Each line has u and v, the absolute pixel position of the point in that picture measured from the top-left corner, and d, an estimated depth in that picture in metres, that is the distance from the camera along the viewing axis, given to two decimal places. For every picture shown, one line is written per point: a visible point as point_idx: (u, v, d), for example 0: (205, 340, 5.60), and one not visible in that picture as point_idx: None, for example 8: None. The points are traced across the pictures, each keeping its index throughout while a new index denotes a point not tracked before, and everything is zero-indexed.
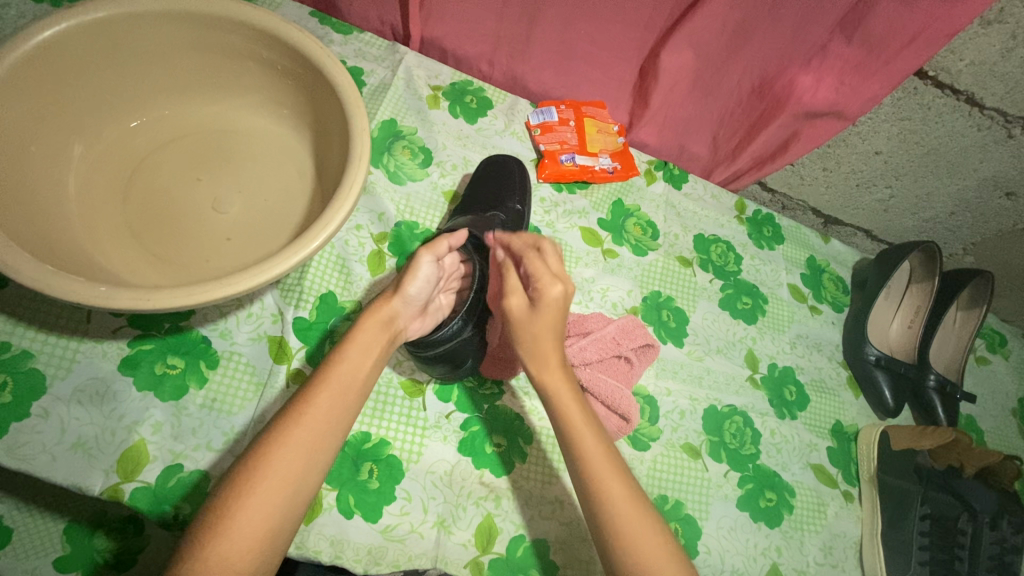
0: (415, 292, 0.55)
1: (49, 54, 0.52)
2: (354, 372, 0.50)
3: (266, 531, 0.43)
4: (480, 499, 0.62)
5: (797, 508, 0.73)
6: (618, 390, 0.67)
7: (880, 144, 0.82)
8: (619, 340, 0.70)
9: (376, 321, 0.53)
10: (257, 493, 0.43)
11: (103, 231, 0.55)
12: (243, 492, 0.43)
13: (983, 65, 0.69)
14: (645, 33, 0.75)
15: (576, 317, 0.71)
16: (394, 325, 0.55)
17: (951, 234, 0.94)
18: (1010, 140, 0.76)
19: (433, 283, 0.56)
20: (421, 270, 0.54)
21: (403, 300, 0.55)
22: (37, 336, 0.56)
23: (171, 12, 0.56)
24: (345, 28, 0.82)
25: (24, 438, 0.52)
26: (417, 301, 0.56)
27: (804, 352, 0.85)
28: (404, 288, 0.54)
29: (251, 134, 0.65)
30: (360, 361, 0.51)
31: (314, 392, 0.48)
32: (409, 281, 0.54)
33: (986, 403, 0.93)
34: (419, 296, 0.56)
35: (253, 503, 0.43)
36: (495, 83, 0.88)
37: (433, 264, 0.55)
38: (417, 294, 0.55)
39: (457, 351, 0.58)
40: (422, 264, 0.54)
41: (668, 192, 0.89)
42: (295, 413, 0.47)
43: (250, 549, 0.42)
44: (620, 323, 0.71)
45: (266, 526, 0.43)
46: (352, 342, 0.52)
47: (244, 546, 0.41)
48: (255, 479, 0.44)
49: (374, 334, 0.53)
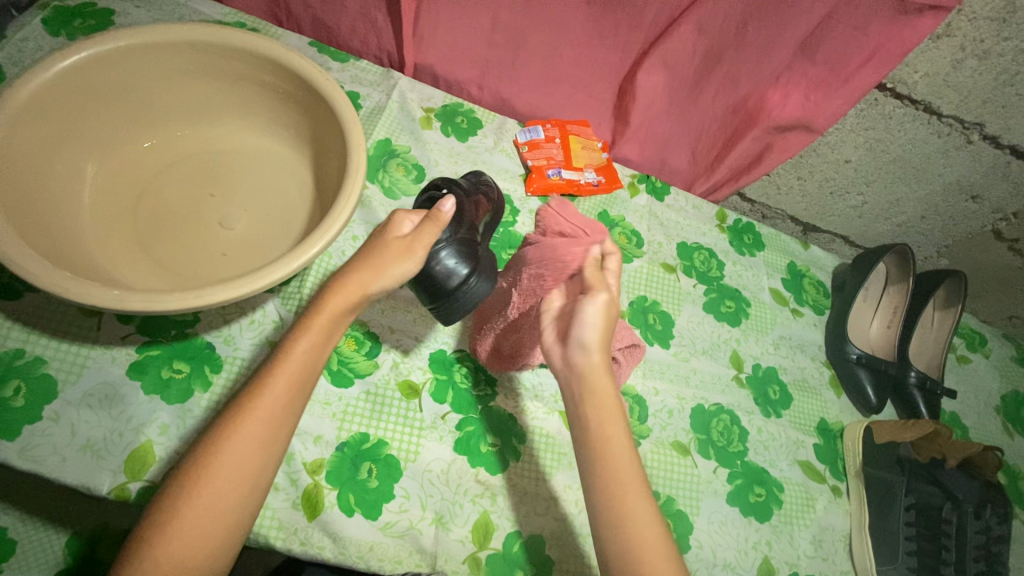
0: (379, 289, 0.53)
1: (70, 81, 0.57)
2: (311, 363, 0.50)
3: (228, 517, 0.45)
4: (476, 496, 0.64)
5: (786, 503, 0.75)
6: None
7: (848, 152, 0.87)
8: None
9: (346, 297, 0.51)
10: (244, 480, 0.46)
11: (114, 243, 0.59)
12: (238, 481, 0.46)
13: (937, 76, 0.74)
14: (623, 55, 0.81)
15: None
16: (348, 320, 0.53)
17: (924, 238, 0.99)
18: (969, 145, 0.81)
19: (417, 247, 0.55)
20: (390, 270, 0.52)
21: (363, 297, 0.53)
22: (49, 343, 0.58)
23: (183, 43, 0.61)
24: (342, 56, 0.88)
25: (35, 440, 0.54)
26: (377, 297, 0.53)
27: (788, 353, 0.88)
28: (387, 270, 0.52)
29: (255, 153, 0.69)
30: (308, 357, 0.50)
31: (266, 380, 0.48)
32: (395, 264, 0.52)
33: (970, 400, 0.96)
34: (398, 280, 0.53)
35: (229, 487, 0.45)
36: (484, 105, 0.93)
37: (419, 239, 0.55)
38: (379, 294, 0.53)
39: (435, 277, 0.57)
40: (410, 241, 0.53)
41: (651, 204, 0.93)
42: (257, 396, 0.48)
43: (212, 535, 0.44)
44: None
45: (224, 507, 0.45)
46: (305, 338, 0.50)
47: (201, 533, 0.44)
48: (221, 467, 0.45)
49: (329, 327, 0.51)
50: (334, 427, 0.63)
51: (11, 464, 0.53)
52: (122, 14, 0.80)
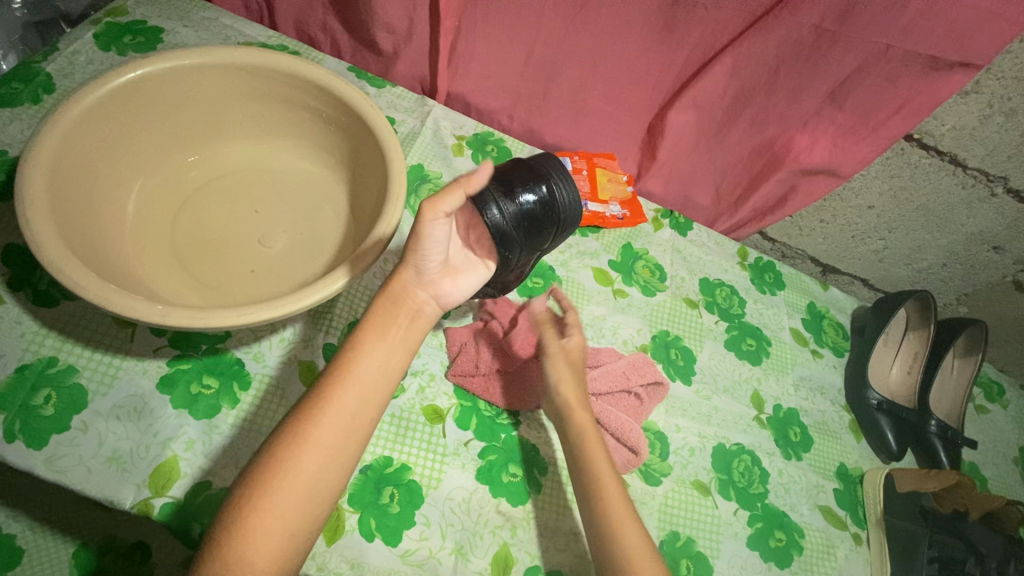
0: (428, 257, 0.55)
1: (125, 95, 0.59)
2: (380, 365, 0.52)
3: (289, 537, 0.46)
4: (497, 528, 0.63)
5: (806, 550, 0.74)
6: (629, 423, 0.70)
7: (872, 199, 0.88)
8: (630, 375, 0.74)
9: (388, 296, 0.55)
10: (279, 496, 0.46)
11: (153, 257, 0.60)
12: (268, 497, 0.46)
13: (964, 130, 0.76)
14: (653, 94, 0.83)
15: (590, 351, 0.76)
16: (409, 299, 0.56)
17: (943, 285, 0.99)
18: (993, 198, 0.82)
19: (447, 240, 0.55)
20: (432, 235, 0.53)
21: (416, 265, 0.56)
22: (83, 353, 0.59)
23: (236, 65, 0.63)
24: (379, 82, 0.90)
25: (62, 450, 0.54)
26: (432, 267, 0.56)
27: (808, 395, 0.87)
28: (416, 258, 0.55)
29: (294, 174, 0.71)
30: (377, 366, 0.52)
31: (336, 384, 0.50)
32: (421, 250, 0.54)
33: (989, 450, 0.95)
34: (434, 260, 0.55)
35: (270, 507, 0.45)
36: (514, 134, 0.95)
37: (444, 226, 0.53)
38: (431, 267, 0.56)
39: (508, 227, 0.56)
40: (434, 228, 0.52)
41: (674, 238, 0.94)
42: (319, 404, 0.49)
43: (272, 547, 0.45)
44: (631, 358, 0.76)
45: (287, 528, 0.46)
46: (373, 324, 0.53)
47: (265, 546, 0.44)
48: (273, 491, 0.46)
49: (393, 310, 0.54)
50: (366, 447, 0.63)
51: (37, 474, 0.53)
52: (170, 32, 0.83)
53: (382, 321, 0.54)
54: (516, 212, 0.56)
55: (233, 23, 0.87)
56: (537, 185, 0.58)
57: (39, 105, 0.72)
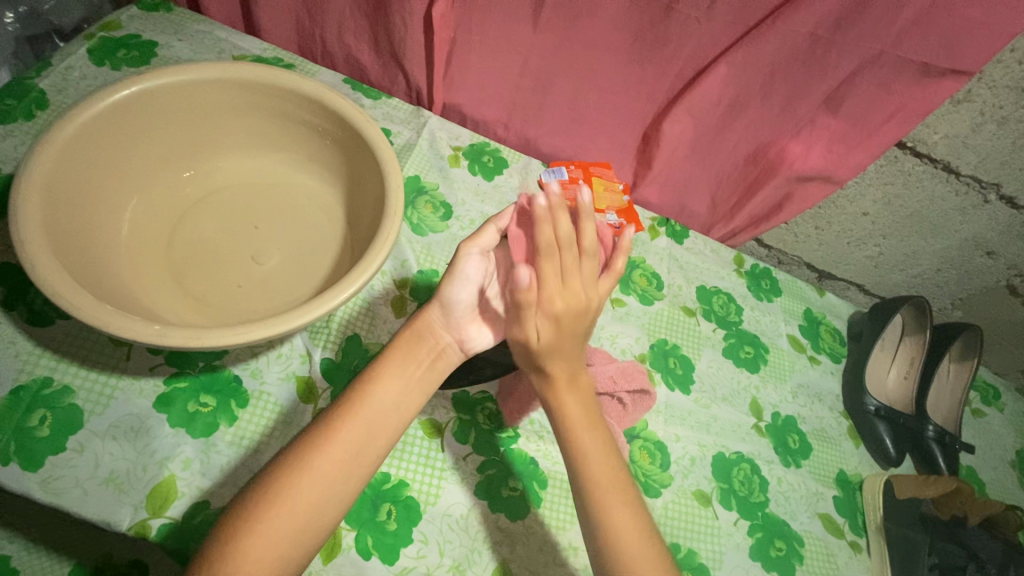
0: (457, 294, 0.58)
1: (119, 113, 0.58)
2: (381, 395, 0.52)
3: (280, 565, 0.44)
4: (496, 543, 0.62)
5: (807, 558, 0.74)
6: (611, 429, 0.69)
7: (867, 206, 0.88)
8: (616, 379, 0.72)
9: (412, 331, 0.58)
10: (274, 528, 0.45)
11: (148, 275, 0.60)
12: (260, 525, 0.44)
13: (957, 138, 0.76)
14: (648, 103, 0.84)
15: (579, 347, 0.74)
16: (433, 338, 0.58)
17: (939, 290, 1.00)
18: (986, 204, 0.83)
19: (477, 280, 0.59)
20: (464, 270, 0.58)
21: (442, 307, 0.59)
22: (78, 372, 0.58)
23: (231, 80, 0.63)
24: (374, 93, 0.90)
25: (58, 472, 0.53)
26: (460, 309, 0.59)
27: (806, 402, 0.87)
28: (444, 293, 0.58)
29: (289, 188, 0.70)
30: (381, 398, 0.52)
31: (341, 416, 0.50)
32: (450, 286, 0.58)
33: (986, 454, 0.96)
34: (464, 297, 0.58)
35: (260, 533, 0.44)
36: (509, 144, 0.95)
37: (475, 257, 0.58)
38: (461, 306, 0.58)
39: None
40: (467, 261, 0.58)
41: (671, 247, 0.94)
42: (325, 431, 0.50)
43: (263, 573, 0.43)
44: (620, 364, 0.73)
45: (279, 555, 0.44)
46: (393, 365, 0.55)
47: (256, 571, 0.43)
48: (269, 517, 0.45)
49: (410, 348, 0.56)
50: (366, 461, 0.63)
51: (33, 497, 0.52)
52: (164, 45, 0.83)
53: (399, 361, 0.55)
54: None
55: (228, 36, 0.87)
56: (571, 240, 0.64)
57: (32, 122, 0.72)
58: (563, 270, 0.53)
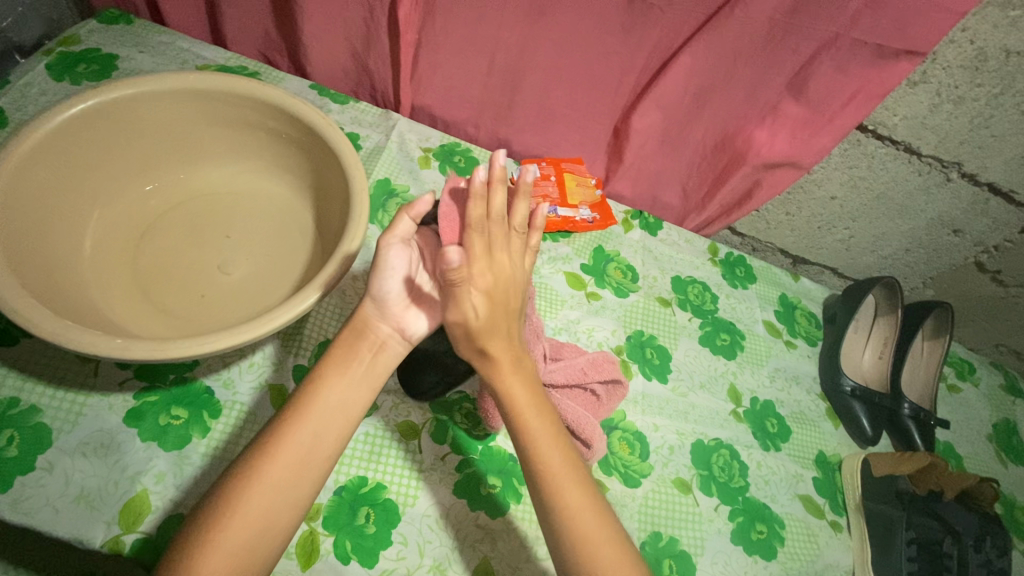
0: (388, 286, 0.57)
1: (74, 129, 0.58)
2: (340, 395, 0.53)
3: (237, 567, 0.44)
4: (476, 542, 0.63)
5: (788, 540, 0.75)
6: (584, 416, 0.68)
7: (834, 190, 0.90)
8: (587, 371, 0.72)
9: (352, 329, 0.56)
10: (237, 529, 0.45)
11: (114, 290, 0.59)
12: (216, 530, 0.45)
13: (916, 119, 0.78)
14: (615, 98, 0.84)
15: (552, 342, 0.74)
16: (372, 333, 0.57)
17: (910, 270, 1.02)
18: (949, 183, 0.84)
19: (403, 268, 0.57)
20: (392, 264, 0.57)
21: (375, 302, 0.57)
22: (45, 390, 0.58)
23: (189, 90, 0.62)
24: (342, 98, 0.90)
25: (27, 491, 0.53)
26: (393, 301, 0.57)
27: (784, 385, 0.89)
28: (375, 291, 0.57)
29: (256, 197, 0.70)
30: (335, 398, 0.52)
31: (294, 417, 0.50)
32: (379, 280, 0.56)
33: (963, 428, 0.97)
34: (395, 287, 0.57)
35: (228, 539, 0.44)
36: (481, 144, 0.96)
37: (399, 249, 0.57)
38: (393, 298, 0.57)
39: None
40: (392, 252, 0.56)
41: (645, 239, 0.95)
42: (284, 437, 0.49)
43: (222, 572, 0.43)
44: (590, 356, 0.73)
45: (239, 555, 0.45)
46: (334, 364, 0.54)
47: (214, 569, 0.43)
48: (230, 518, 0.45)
49: (355, 348, 0.56)
50: (340, 467, 0.63)
51: (2, 518, 0.51)
52: (125, 58, 0.82)
53: (343, 358, 0.55)
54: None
55: (191, 46, 0.86)
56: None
57: None
58: (491, 245, 0.50)
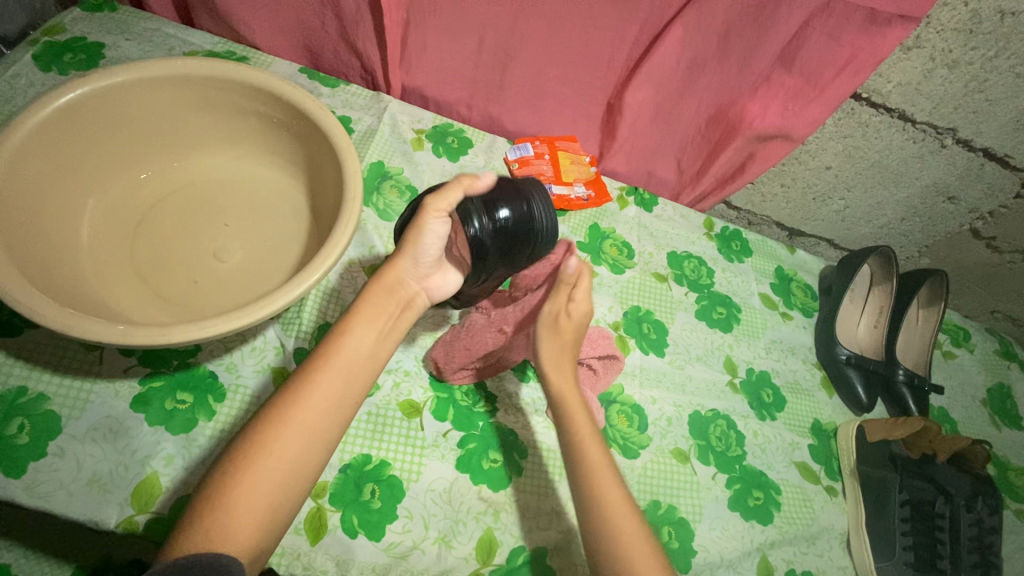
0: (422, 253, 0.57)
1: (65, 119, 0.58)
2: (361, 349, 0.53)
3: (260, 525, 0.45)
4: (480, 514, 0.64)
5: (784, 505, 0.77)
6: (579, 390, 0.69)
7: (829, 160, 0.90)
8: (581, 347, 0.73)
9: (382, 284, 0.56)
10: (255, 492, 0.45)
11: (113, 277, 0.60)
12: (231, 487, 0.45)
13: (909, 85, 0.77)
14: (607, 73, 0.83)
15: None
16: (401, 290, 0.57)
17: (905, 239, 1.02)
18: (944, 149, 0.84)
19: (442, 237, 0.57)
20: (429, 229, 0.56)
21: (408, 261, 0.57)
22: (52, 378, 0.59)
23: (177, 76, 0.62)
24: (332, 82, 0.89)
25: (41, 477, 0.54)
26: (428, 260, 0.58)
27: (780, 356, 0.90)
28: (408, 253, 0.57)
29: (249, 183, 0.70)
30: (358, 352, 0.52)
31: (317, 369, 0.50)
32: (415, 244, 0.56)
33: (957, 394, 0.99)
34: (429, 253, 0.57)
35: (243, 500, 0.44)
36: (473, 124, 0.95)
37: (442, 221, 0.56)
38: (426, 260, 0.58)
39: (484, 238, 0.58)
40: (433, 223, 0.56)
41: (640, 215, 0.95)
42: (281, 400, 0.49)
43: (246, 530, 0.44)
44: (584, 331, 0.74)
45: (263, 516, 0.45)
46: (363, 315, 0.54)
47: (238, 526, 0.44)
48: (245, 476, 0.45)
49: (381, 300, 0.55)
50: (343, 447, 0.64)
51: (19, 502, 0.53)
52: (112, 46, 0.81)
53: (372, 308, 0.55)
54: (490, 228, 0.58)
55: (177, 32, 0.86)
56: (517, 203, 0.60)
57: None
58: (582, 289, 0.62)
